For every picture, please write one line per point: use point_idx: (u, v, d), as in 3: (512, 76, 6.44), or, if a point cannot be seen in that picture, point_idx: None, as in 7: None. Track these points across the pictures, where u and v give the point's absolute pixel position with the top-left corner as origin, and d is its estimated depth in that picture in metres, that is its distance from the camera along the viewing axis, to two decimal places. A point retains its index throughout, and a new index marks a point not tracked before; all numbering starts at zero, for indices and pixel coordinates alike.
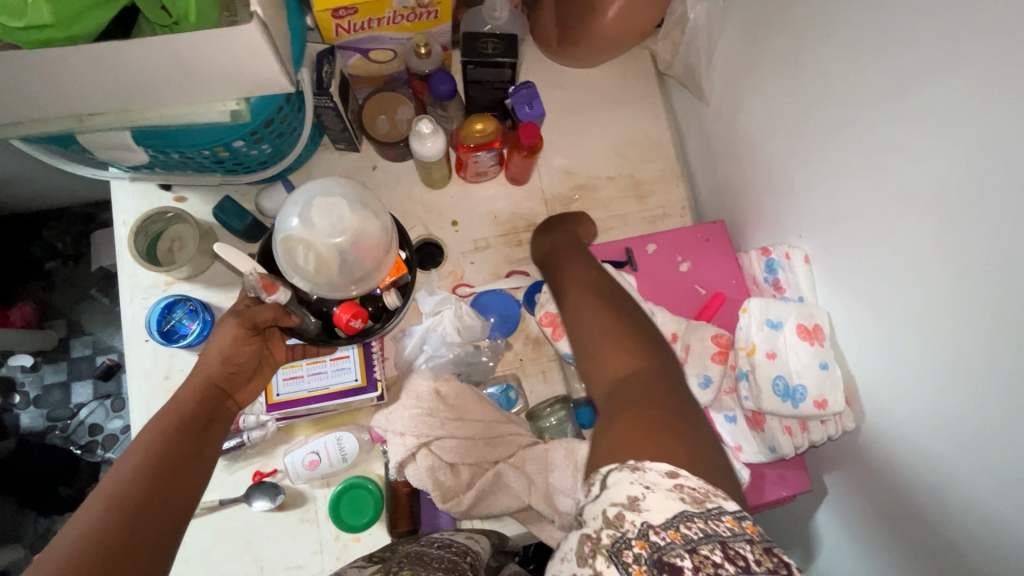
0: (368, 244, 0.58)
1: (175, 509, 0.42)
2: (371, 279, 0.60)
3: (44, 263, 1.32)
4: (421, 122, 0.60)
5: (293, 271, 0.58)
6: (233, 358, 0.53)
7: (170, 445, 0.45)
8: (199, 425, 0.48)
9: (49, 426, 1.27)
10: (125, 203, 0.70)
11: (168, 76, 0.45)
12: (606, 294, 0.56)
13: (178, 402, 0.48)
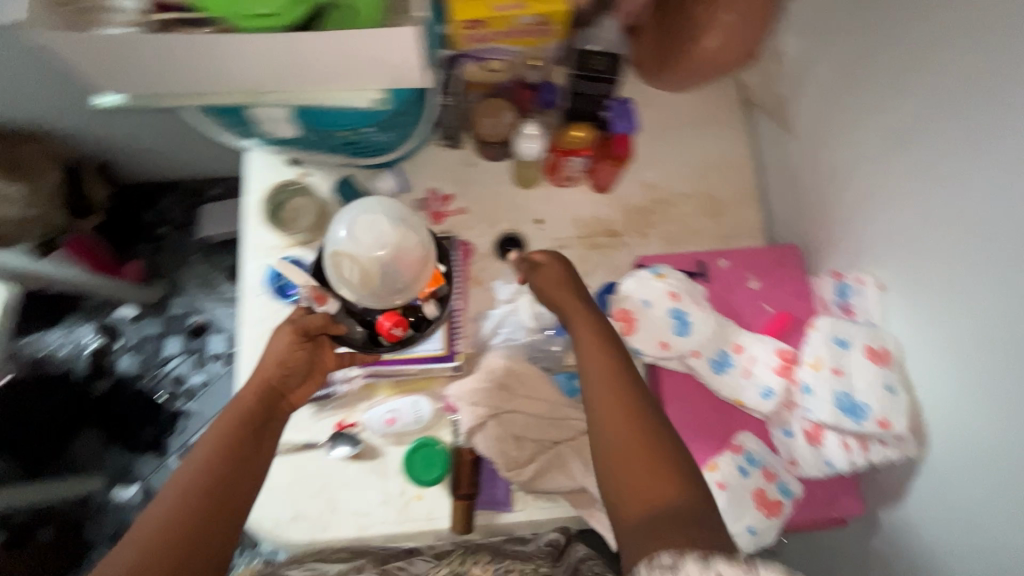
0: (406, 256, 0.60)
1: (235, 506, 0.52)
2: (411, 288, 0.63)
3: (157, 228, 1.49)
4: (527, 125, 0.68)
5: (340, 283, 0.62)
6: (286, 364, 0.60)
7: (228, 450, 0.54)
8: (256, 425, 0.57)
9: (141, 372, 1.41)
10: (258, 175, 0.80)
11: (334, 64, 0.54)
12: (620, 377, 0.56)
13: (240, 403, 0.57)
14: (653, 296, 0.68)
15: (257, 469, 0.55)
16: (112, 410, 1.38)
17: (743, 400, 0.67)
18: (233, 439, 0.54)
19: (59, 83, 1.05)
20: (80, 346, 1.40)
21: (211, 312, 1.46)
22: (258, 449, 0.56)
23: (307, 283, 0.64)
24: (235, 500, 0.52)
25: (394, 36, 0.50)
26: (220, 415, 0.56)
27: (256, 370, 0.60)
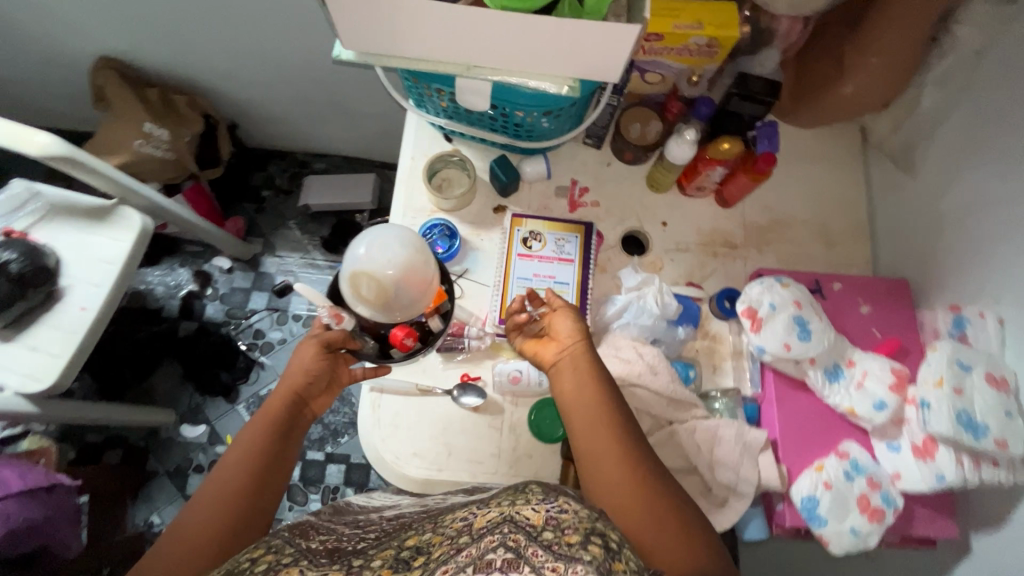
0: (415, 275, 0.69)
1: (267, 497, 0.59)
2: (417, 303, 0.71)
3: (262, 191, 1.59)
4: (687, 130, 0.77)
5: (355, 299, 0.70)
6: (296, 386, 0.66)
7: (254, 453, 0.60)
8: (285, 425, 0.63)
9: (226, 320, 1.49)
10: (415, 144, 0.88)
11: (549, 49, 0.62)
12: (606, 415, 0.61)
13: (268, 409, 0.63)
14: (780, 301, 0.74)
15: (282, 466, 0.62)
16: (196, 349, 1.45)
17: (855, 410, 0.71)
18: (257, 447, 0.60)
19: (224, 44, 1.16)
20: (177, 287, 1.50)
21: (297, 276, 1.54)
22: (281, 451, 0.62)
23: (324, 301, 0.72)
24: (264, 492, 0.59)
25: (607, 31, 0.57)
26: (252, 421, 0.63)
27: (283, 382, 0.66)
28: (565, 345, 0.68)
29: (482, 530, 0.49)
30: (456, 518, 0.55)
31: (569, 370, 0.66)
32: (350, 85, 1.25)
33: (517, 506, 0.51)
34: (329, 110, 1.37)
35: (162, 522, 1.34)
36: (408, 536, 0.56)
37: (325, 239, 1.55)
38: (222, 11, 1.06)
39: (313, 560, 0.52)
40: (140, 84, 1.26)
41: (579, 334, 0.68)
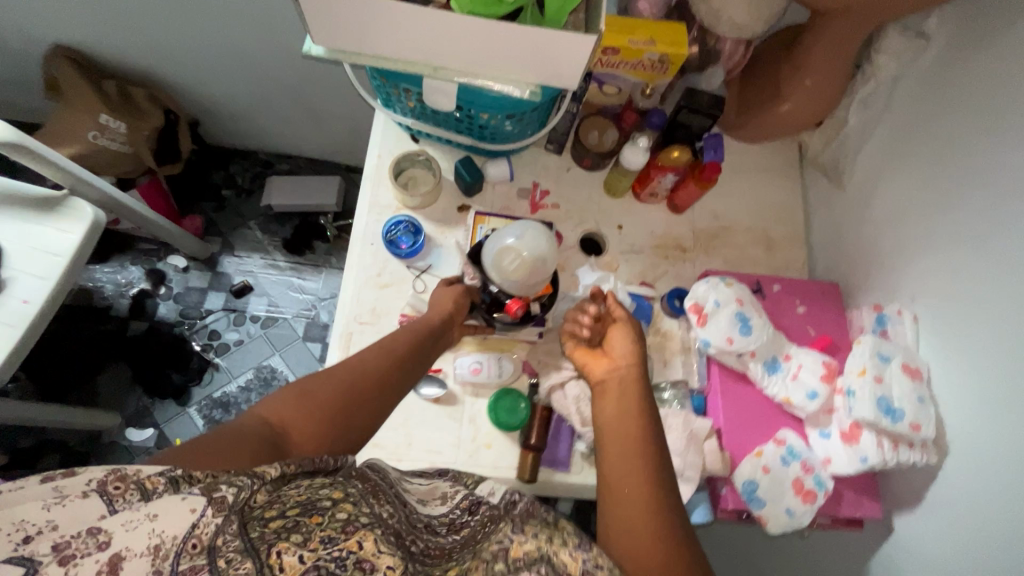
0: (546, 267, 0.74)
1: (403, 386, 0.63)
2: (533, 290, 0.76)
3: (222, 190, 1.56)
4: (639, 138, 0.82)
5: (492, 267, 0.75)
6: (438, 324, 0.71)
7: (416, 342, 0.67)
8: (436, 333, 0.70)
9: (179, 320, 1.45)
10: (382, 143, 0.90)
11: (511, 54, 0.66)
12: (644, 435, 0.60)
13: (429, 317, 0.71)
14: (724, 298, 0.79)
15: (424, 364, 0.67)
16: (146, 349, 1.40)
17: (791, 400, 0.76)
18: (418, 339, 0.67)
19: (187, 38, 1.15)
20: (128, 285, 1.45)
21: (256, 277, 1.51)
22: (429, 353, 0.68)
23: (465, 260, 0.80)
24: (402, 379, 0.63)
25: (564, 39, 0.62)
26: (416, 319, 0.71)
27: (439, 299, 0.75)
28: (617, 363, 0.70)
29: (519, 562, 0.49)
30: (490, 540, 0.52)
31: (620, 383, 0.67)
32: (317, 84, 1.26)
33: (554, 545, 0.50)
34: (295, 109, 1.37)
35: None
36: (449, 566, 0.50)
37: (287, 240, 1.54)
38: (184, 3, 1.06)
39: (386, 535, 0.46)
40: (96, 74, 1.23)
41: (634, 358, 0.69)
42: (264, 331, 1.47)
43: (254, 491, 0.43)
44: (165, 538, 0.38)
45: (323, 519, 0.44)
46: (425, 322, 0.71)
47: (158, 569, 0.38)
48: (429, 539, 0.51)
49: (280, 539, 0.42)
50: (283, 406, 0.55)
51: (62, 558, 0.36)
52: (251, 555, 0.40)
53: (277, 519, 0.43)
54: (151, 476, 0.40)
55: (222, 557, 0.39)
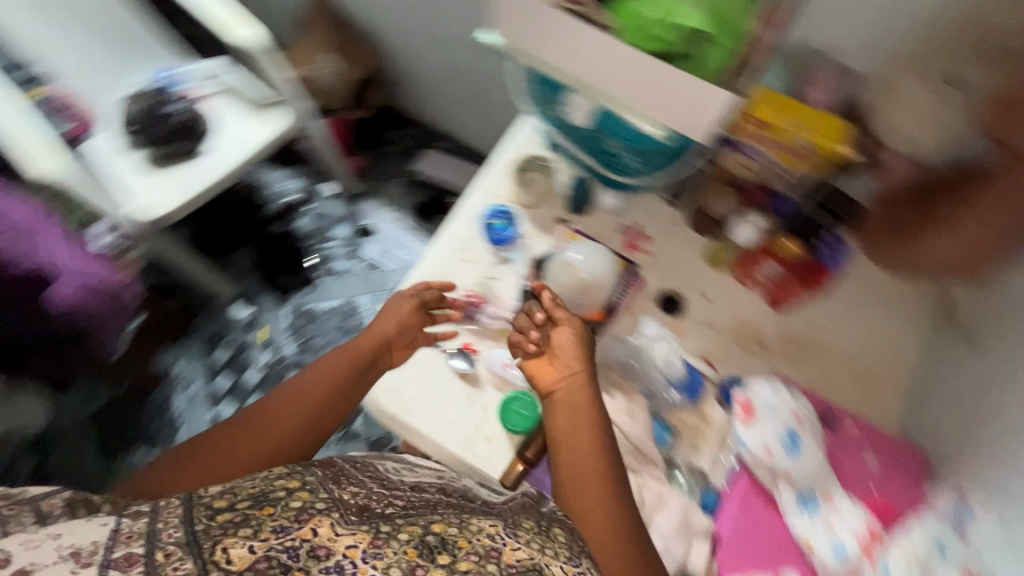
0: (601, 289, 0.86)
1: (321, 414, 0.77)
2: (583, 308, 0.86)
3: (388, 145, 1.78)
4: (755, 219, 0.85)
5: (551, 277, 0.87)
6: (380, 350, 0.82)
7: (334, 379, 0.79)
8: (363, 364, 0.80)
9: (309, 235, 1.68)
10: (517, 141, 0.97)
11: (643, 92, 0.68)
12: (595, 457, 0.70)
13: (358, 350, 0.81)
14: (781, 401, 0.75)
15: (344, 389, 0.79)
16: (276, 247, 1.64)
17: (813, 545, 0.69)
18: (337, 376, 0.79)
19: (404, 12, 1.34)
20: (281, 194, 1.69)
21: (380, 226, 1.70)
22: (350, 383, 0.79)
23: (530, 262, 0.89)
24: (314, 410, 0.76)
25: (702, 90, 0.63)
26: (345, 352, 0.81)
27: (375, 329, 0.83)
28: (563, 370, 0.76)
29: (511, 566, 0.54)
30: (481, 527, 0.58)
31: (561, 391, 0.75)
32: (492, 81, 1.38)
33: (548, 557, 0.56)
34: (470, 98, 1.53)
35: (179, 371, 1.53)
36: (433, 519, 0.57)
37: (419, 205, 1.71)
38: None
39: (343, 517, 0.53)
40: (335, 22, 1.49)
41: (577, 363, 0.76)
42: (366, 272, 1.65)
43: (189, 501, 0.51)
44: (83, 546, 0.43)
45: (276, 510, 0.50)
46: (354, 355, 0.80)
47: (79, 566, 0.42)
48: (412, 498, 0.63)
49: (226, 530, 0.48)
50: (201, 447, 0.73)
51: None
52: (188, 547, 0.45)
53: (224, 513, 0.49)
54: (42, 505, 0.48)
55: (160, 551, 0.45)
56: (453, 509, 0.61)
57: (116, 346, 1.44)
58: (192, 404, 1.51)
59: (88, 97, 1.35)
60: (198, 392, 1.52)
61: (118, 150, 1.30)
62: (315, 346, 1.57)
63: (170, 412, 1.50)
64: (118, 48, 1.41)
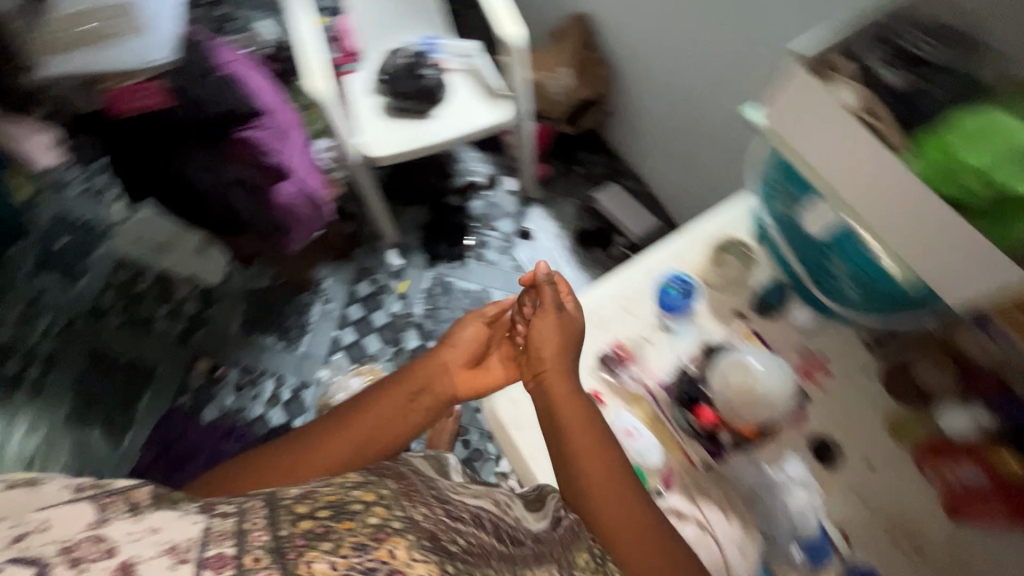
0: (767, 410, 0.78)
1: (375, 433, 0.81)
2: (736, 419, 0.78)
3: (579, 165, 1.83)
4: (967, 411, 0.69)
5: (717, 371, 0.80)
6: (443, 376, 0.85)
7: (385, 399, 0.84)
8: (414, 391, 0.84)
9: (476, 217, 1.77)
10: (724, 217, 0.92)
11: (908, 232, 0.61)
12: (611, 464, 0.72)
13: (410, 379, 0.85)
14: None
15: (398, 411, 0.83)
16: (445, 217, 1.76)
17: None
18: (388, 397, 0.84)
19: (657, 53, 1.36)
20: (469, 171, 1.82)
21: (539, 234, 1.76)
22: (403, 407, 0.83)
23: (698, 345, 0.85)
24: (369, 428, 0.81)
25: (992, 259, 0.54)
26: (395, 378, 0.86)
27: (422, 361, 0.87)
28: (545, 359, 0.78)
29: None
30: None
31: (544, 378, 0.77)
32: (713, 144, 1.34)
33: None
34: (680, 156, 1.53)
35: (330, 284, 1.68)
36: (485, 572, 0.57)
37: (584, 232, 1.74)
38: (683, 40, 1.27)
39: (420, 543, 0.52)
40: (584, 43, 1.57)
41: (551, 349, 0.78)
42: (511, 272, 1.71)
43: (272, 502, 0.54)
44: (180, 541, 0.45)
45: (355, 526, 0.51)
46: (403, 386, 0.85)
47: (178, 559, 0.43)
48: (473, 535, 0.63)
49: (307, 540, 0.48)
50: (267, 454, 0.80)
51: (72, 559, 0.42)
52: (274, 556, 0.45)
53: (302, 519, 0.51)
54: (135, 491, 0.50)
55: (249, 556, 0.44)
56: (505, 565, 0.61)
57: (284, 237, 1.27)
58: (324, 317, 1.65)
59: (361, 36, 1.56)
60: (333, 310, 1.66)
61: (368, 91, 1.50)
62: (440, 317, 1.65)
63: (306, 316, 1.65)
64: (407, 12, 1.58)
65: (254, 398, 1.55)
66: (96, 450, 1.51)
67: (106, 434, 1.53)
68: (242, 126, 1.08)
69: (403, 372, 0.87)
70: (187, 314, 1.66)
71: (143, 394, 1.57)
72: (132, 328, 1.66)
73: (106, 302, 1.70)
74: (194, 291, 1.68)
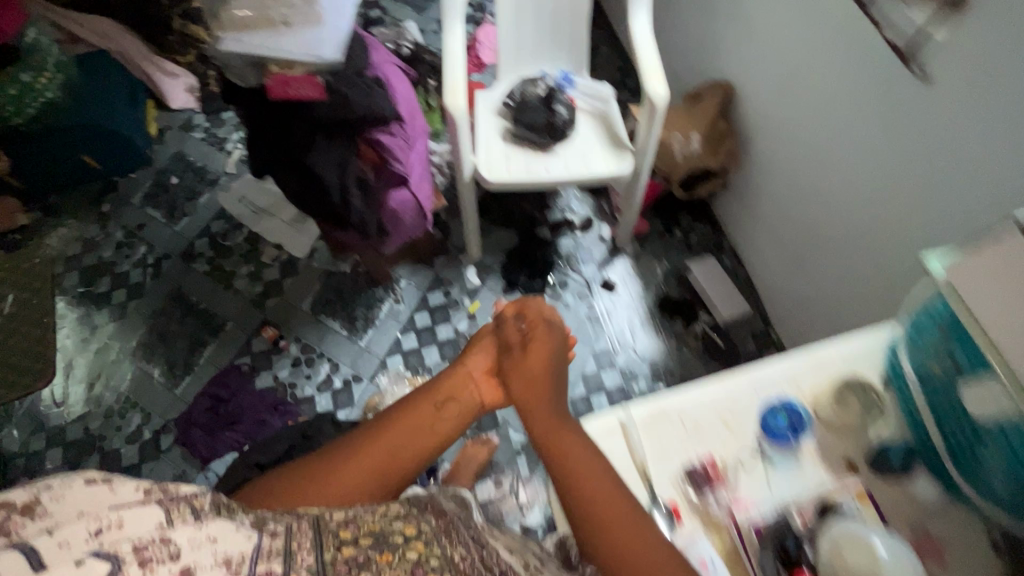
0: None
1: (405, 442, 0.82)
2: None
3: (678, 229, 1.77)
4: None
5: (831, 541, 0.70)
6: (467, 386, 0.95)
7: (414, 408, 0.87)
8: (440, 402, 0.90)
9: (562, 255, 1.74)
10: (855, 349, 0.84)
11: None
12: (612, 483, 0.71)
13: (437, 393, 0.92)
14: None
15: (427, 421, 0.87)
16: (532, 248, 1.73)
17: None
18: (421, 412, 0.87)
19: (802, 144, 1.29)
20: (567, 208, 1.80)
21: (621, 287, 1.69)
22: (432, 421, 0.87)
23: (809, 495, 0.77)
24: (402, 438, 0.82)
25: None
26: (423, 392, 0.93)
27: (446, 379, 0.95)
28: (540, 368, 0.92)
29: None
30: None
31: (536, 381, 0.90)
32: (840, 251, 1.25)
33: None
34: (792, 253, 1.43)
35: (405, 286, 1.68)
36: None
37: (668, 298, 1.67)
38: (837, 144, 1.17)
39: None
40: (722, 113, 1.51)
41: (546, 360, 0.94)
42: (584, 319, 1.64)
43: (320, 519, 0.56)
44: (235, 554, 0.46)
45: (393, 560, 0.53)
46: (428, 398, 0.90)
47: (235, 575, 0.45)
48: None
49: (350, 569, 0.50)
50: (302, 460, 0.79)
51: (143, 560, 0.43)
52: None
53: (346, 547, 0.52)
54: (197, 497, 0.51)
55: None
56: None
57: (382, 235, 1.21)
58: (391, 316, 1.65)
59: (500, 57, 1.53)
60: (401, 312, 1.66)
61: (495, 113, 1.49)
62: None
63: (374, 311, 1.66)
64: (547, 35, 1.50)
65: (307, 378, 1.57)
66: (153, 385, 1.57)
67: (166, 373, 1.59)
68: (377, 129, 1.09)
69: (430, 388, 0.94)
70: (268, 280, 1.71)
71: (208, 345, 1.62)
72: (214, 279, 1.72)
73: (198, 247, 1.77)
74: (279, 259, 1.74)
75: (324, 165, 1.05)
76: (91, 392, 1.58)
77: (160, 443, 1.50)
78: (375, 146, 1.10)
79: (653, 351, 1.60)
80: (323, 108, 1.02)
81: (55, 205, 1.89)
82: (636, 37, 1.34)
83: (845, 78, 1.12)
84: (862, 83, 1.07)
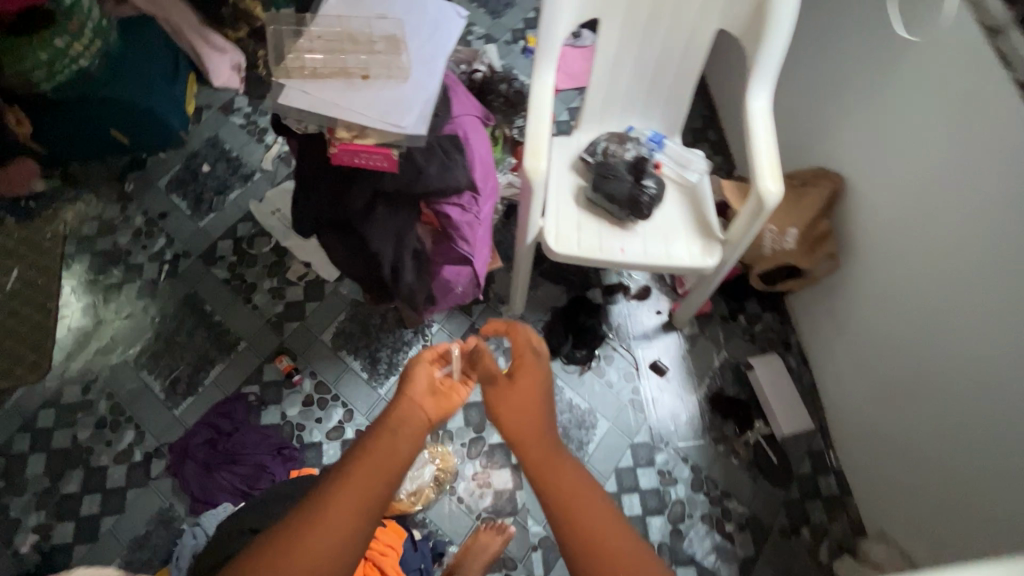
0: None
1: (380, 484, 0.69)
2: None
3: (743, 315, 1.59)
4: None
5: None
6: (423, 401, 0.81)
7: (378, 441, 0.72)
8: (400, 426, 0.75)
9: (612, 325, 1.57)
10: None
11: None
12: (605, 506, 0.68)
13: (393, 415, 0.77)
14: None
15: (397, 452, 0.72)
16: (580, 312, 1.55)
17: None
18: (385, 443, 0.72)
19: (934, 272, 1.12)
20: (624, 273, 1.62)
21: (671, 372, 1.53)
22: (400, 451, 0.72)
23: None
24: (376, 481, 0.68)
25: None
26: (378, 418, 0.77)
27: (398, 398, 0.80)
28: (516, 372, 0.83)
29: None
30: None
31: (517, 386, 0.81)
32: (967, 405, 1.09)
33: None
34: (890, 384, 1.26)
35: (435, 332, 1.53)
36: None
37: (722, 395, 1.50)
38: (934, 297, 1.13)
39: None
40: (827, 208, 1.32)
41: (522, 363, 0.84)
42: (626, 403, 1.49)
43: None
44: None
45: None
46: (386, 425, 0.75)
47: None
48: None
49: None
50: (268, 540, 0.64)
51: None
52: None
53: None
54: None
55: None
56: None
57: (428, 302, 1.11)
58: None
59: (586, 106, 1.35)
60: None
61: (569, 170, 1.32)
62: None
63: (399, 356, 1.51)
64: (642, 90, 1.32)
65: (317, 421, 1.43)
66: (153, 401, 1.44)
67: (168, 388, 1.46)
68: (446, 201, 0.96)
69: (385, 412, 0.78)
70: (290, 301, 1.56)
71: (216, 364, 1.49)
72: (233, 289, 1.58)
73: (221, 249, 1.63)
74: (306, 278, 1.59)
75: (380, 241, 0.94)
76: (84, 396, 1.45)
77: (151, 469, 1.38)
78: (440, 216, 0.98)
79: (697, 453, 1.44)
80: (391, 179, 0.92)
81: (74, 174, 1.73)
82: (752, 119, 1.15)
83: (978, 232, 1.03)
84: (1001, 253, 0.99)
